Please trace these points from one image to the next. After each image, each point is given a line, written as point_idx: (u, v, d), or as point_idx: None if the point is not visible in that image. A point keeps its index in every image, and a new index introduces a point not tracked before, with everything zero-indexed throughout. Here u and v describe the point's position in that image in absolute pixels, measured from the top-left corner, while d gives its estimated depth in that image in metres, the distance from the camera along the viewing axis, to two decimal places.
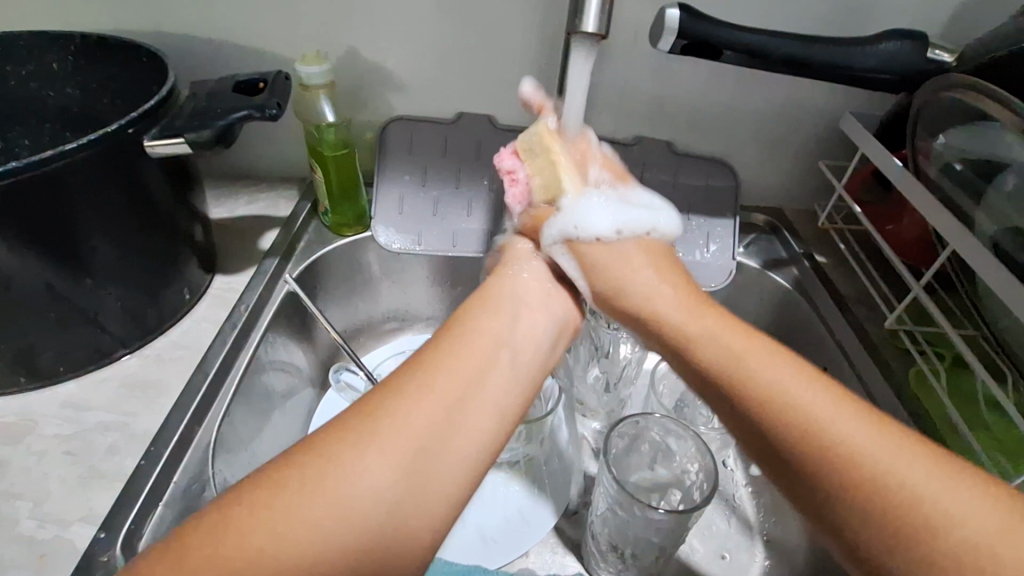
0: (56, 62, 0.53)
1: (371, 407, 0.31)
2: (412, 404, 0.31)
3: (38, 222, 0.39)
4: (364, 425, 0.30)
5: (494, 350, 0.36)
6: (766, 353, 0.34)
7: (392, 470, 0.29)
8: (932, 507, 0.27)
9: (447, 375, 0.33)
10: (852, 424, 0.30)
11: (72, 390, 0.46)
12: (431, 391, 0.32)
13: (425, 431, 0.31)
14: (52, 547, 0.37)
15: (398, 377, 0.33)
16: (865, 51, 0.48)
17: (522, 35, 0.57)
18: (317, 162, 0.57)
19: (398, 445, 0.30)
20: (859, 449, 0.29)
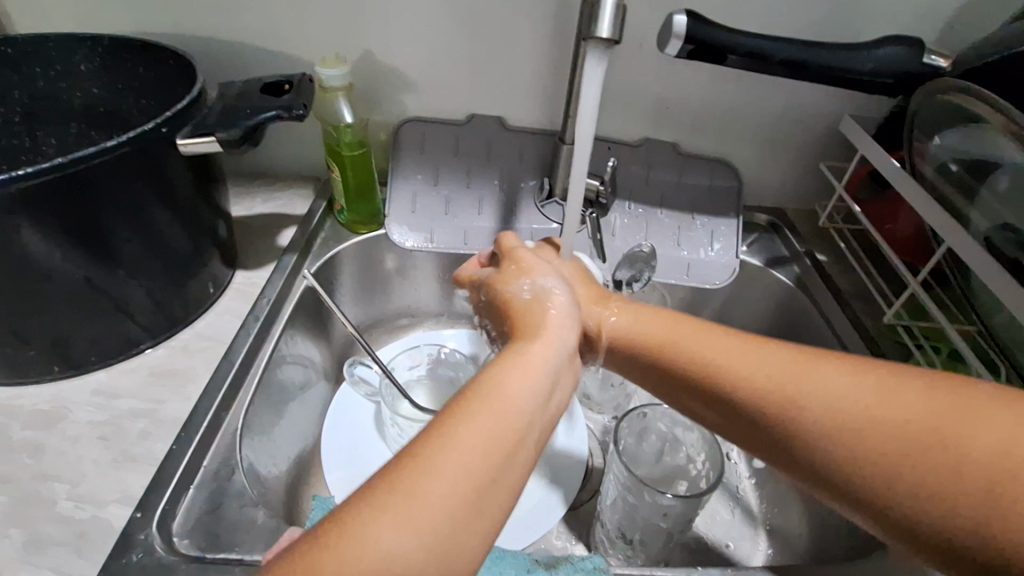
0: (83, 63, 0.55)
1: (409, 463, 0.27)
2: (434, 464, 0.27)
3: (79, 216, 0.41)
4: (398, 491, 0.26)
5: (536, 397, 0.32)
6: (741, 345, 0.34)
7: (433, 537, 0.26)
8: (977, 451, 0.26)
9: (493, 424, 0.29)
10: (869, 396, 0.29)
11: (101, 378, 0.48)
12: (458, 463, 0.28)
13: (475, 487, 0.28)
14: (90, 525, 0.39)
15: (445, 421, 0.29)
16: (864, 55, 0.50)
17: (533, 40, 0.59)
18: (335, 162, 0.59)
19: (438, 507, 0.26)
20: (884, 421, 0.28)
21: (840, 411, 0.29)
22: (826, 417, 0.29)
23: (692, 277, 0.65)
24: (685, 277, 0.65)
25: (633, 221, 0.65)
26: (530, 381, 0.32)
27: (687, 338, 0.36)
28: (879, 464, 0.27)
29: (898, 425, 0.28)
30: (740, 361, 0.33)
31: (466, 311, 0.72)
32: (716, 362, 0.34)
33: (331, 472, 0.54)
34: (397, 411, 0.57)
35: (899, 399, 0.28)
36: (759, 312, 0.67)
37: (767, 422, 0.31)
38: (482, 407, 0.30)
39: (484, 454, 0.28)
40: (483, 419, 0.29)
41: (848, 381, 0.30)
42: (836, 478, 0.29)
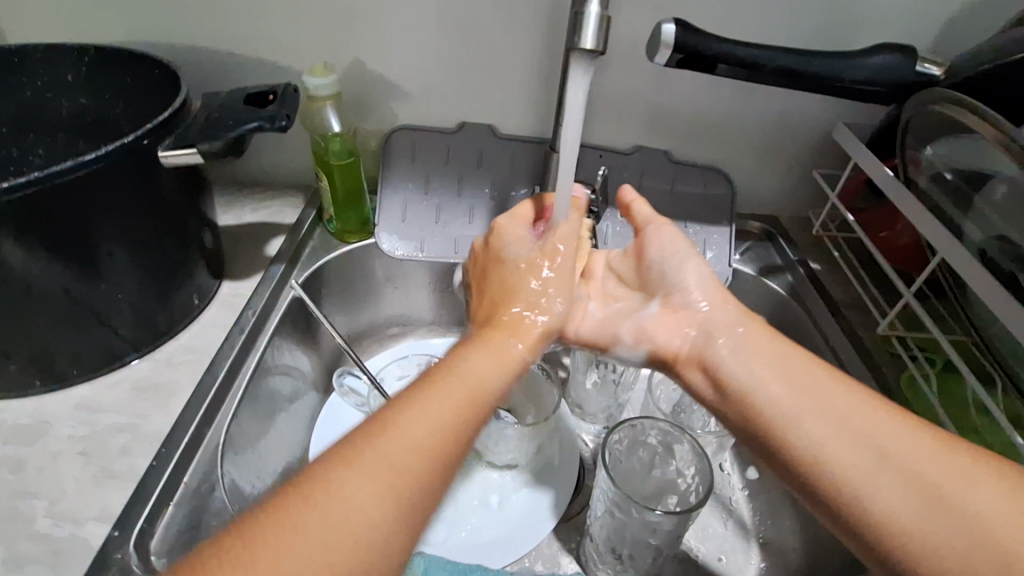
0: (71, 73, 0.55)
1: (371, 427, 0.33)
2: (403, 421, 0.33)
3: (58, 229, 0.40)
4: (364, 451, 0.31)
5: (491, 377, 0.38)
6: (890, 425, 0.37)
7: (387, 484, 0.30)
8: (975, 508, 0.33)
9: (447, 397, 0.35)
10: (918, 444, 0.36)
11: (84, 392, 0.47)
12: (420, 421, 0.33)
13: (424, 448, 0.33)
14: (68, 544, 0.38)
15: (414, 394, 0.35)
16: (856, 63, 0.49)
17: (523, 47, 0.59)
18: (323, 171, 0.59)
19: (390, 462, 0.31)
20: (919, 463, 0.35)
21: (898, 444, 0.36)
22: (873, 435, 0.37)
23: None
24: None
25: (625, 229, 0.65)
26: (492, 368, 0.39)
27: (783, 360, 0.42)
28: (900, 489, 0.35)
29: (921, 464, 0.35)
30: (827, 387, 0.40)
31: (457, 320, 0.71)
32: (823, 437, 0.37)
33: None
34: None
35: (938, 454, 0.35)
36: None
37: (830, 429, 0.38)
38: (441, 382, 0.36)
39: (440, 418, 0.34)
40: (441, 394, 0.35)
41: (908, 425, 0.37)
42: (866, 488, 0.35)
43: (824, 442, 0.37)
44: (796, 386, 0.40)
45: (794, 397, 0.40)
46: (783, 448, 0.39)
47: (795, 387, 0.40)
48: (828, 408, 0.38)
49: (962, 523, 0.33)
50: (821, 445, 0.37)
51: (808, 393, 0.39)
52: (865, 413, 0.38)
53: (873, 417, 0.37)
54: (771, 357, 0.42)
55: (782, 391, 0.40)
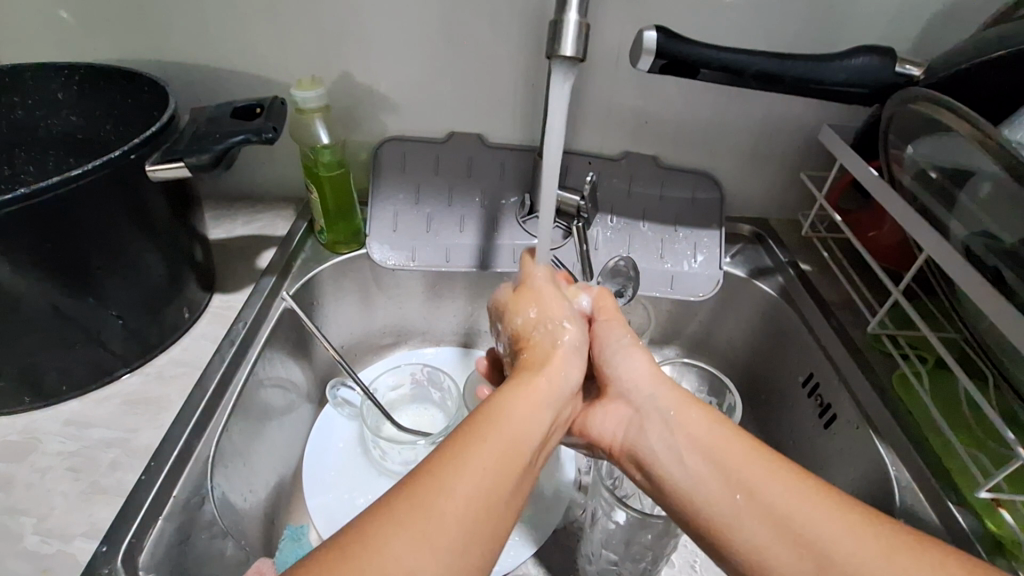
0: (61, 92, 0.56)
1: (478, 425, 0.34)
2: (465, 475, 0.31)
3: (45, 246, 0.40)
4: (424, 492, 0.30)
5: (537, 424, 0.36)
6: (816, 499, 0.33)
7: (483, 500, 0.30)
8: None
9: (486, 464, 0.32)
10: (853, 531, 0.31)
11: (74, 407, 0.47)
12: (478, 467, 0.31)
13: (525, 452, 0.34)
14: (56, 560, 0.38)
15: (467, 442, 0.33)
16: (836, 66, 0.50)
17: (509, 56, 0.60)
18: (313, 183, 0.59)
19: (500, 458, 0.32)
20: (830, 538, 0.31)
21: (798, 503, 0.33)
22: (781, 502, 0.33)
23: (676, 290, 0.65)
24: (669, 290, 0.65)
25: (615, 235, 0.65)
26: (534, 413, 0.36)
27: (732, 441, 0.37)
28: (807, 556, 0.32)
29: (842, 544, 0.31)
30: (741, 451, 0.36)
31: (451, 329, 0.72)
32: (775, 497, 0.34)
33: (315, 497, 0.55)
34: (379, 433, 0.57)
35: (876, 532, 0.31)
36: (746, 324, 0.66)
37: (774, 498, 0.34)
38: (535, 391, 0.37)
39: (529, 414, 0.36)
40: (544, 403, 0.37)
41: (835, 506, 0.33)
42: (749, 545, 0.33)
43: (734, 514, 0.34)
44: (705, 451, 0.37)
45: (721, 488, 0.35)
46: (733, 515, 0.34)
47: (700, 460, 0.37)
48: (779, 490, 0.34)
49: None
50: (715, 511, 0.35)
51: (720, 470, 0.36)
52: (776, 491, 0.34)
53: (785, 475, 0.35)
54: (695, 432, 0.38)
55: (699, 439, 0.38)
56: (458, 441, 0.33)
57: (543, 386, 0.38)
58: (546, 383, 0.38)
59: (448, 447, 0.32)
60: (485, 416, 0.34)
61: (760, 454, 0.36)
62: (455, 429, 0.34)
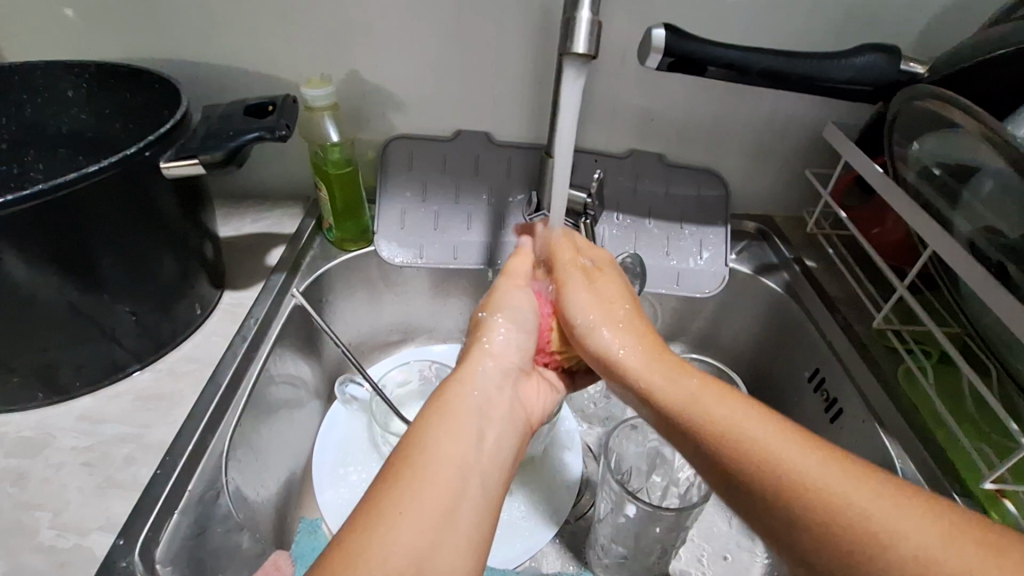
0: (71, 90, 0.56)
1: (399, 465, 0.33)
2: (392, 517, 0.30)
3: (60, 243, 0.40)
4: (353, 538, 0.29)
5: (466, 443, 0.36)
6: (778, 431, 0.34)
7: (415, 533, 0.30)
8: (865, 521, 0.29)
9: (414, 499, 0.31)
10: (809, 457, 0.32)
11: (86, 403, 0.47)
12: (407, 505, 0.31)
13: (457, 477, 0.33)
14: (73, 554, 0.38)
15: (394, 482, 0.32)
16: (840, 64, 0.51)
17: (517, 54, 0.60)
18: (322, 181, 0.59)
19: (428, 492, 0.32)
20: (798, 464, 0.32)
21: (760, 437, 0.34)
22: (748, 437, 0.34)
23: (681, 287, 0.65)
24: (675, 287, 0.65)
25: (621, 232, 0.65)
26: (460, 435, 0.36)
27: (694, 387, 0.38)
28: (775, 483, 0.32)
29: (805, 471, 0.32)
30: (705, 396, 0.37)
31: (457, 326, 0.72)
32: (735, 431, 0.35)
33: (324, 493, 0.55)
34: (388, 429, 0.58)
35: (831, 461, 0.32)
36: (752, 320, 0.66)
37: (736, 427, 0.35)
38: (459, 411, 0.37)
39: (454, 436, 0.35)
40: (464, 422, 0.37)
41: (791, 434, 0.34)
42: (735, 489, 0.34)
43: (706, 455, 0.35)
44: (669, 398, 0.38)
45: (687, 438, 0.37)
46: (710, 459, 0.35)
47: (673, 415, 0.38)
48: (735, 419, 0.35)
49: (830, 529, 0.30)
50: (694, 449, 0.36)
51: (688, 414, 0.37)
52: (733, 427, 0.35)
53: (745, 412, 0.35)
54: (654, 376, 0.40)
55: (670, 389, 0.39)
56: (385, 482, 0.33)
57: (461, 408, 0.38)
58: (474, 398, 0.39)
59: (376, 489, 0.32)
60: (402, 463, 0.34)
61: (726, 392, 0.37)
62: (382, 470, 0.34)
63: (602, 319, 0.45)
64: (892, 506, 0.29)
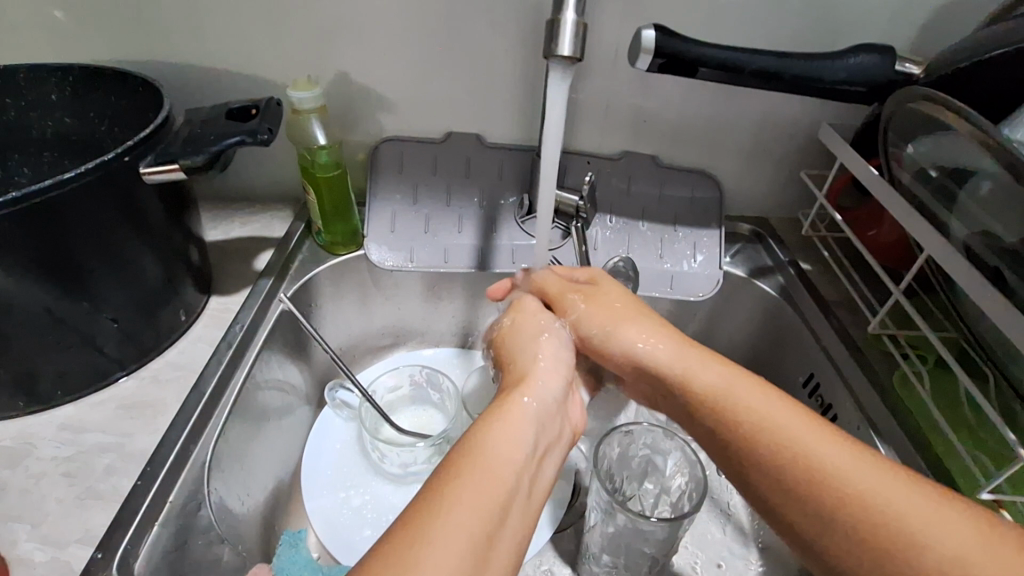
0: (54, 93, 0.55)
1: (459, 462, 0.33)
2: (448, 514, 0.30)
3: (38, 249, 0.40)
4: (413, 538, 0.29)
5: (522, 448, 0.35)
6: (821, 433, 0.35)
7: (474, 542, 0.29)
8: (905, 526, 0.31)
9: (472, 501, 0.31)
10: (863, 465, 0.34)
11: (69, 412, 0.47)
12: (462, 509, 0.30)
13: (512, 481, 0.33)
14: (51, 567, 0.37)
15: (450, 484, 0.31)
16: (834, 64, 0.50)
17: (507, 55, 0.59)
18: (311, 184, 0.58)
19: (484, 492, 0.31)
20: (836, 466, 0.34)
21: (803, 437, 0.35)
22: (789, 437, 0.36)
23: (675, 290, 0.64)
24: (669, 291, 0.64)
25: (614, 234, 0.64)
26: (517, 442, 0.35)
27: (737, 383, 0.39)
28: (811, 485, 0.34)
29: (848, 473, 0.34)
30: (748, 394, 0.38)
31: (449, 330, 0.71)
32: (774, 428, 0.36)
33: (314, 500, 0.54)
34: (378, 435, 0.57)
35: (872, 464, 0.34)
36: (746, 323, 0.65)
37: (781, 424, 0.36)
38: (512, 417, 0.37)
39: (511, 441, 0.35)
40: (523, 425, 0.36)
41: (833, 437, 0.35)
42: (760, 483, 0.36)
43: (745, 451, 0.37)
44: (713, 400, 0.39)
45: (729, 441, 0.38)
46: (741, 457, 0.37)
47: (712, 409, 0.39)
48: (781, 418, 0.37)
49: (862, 529, 0.32)
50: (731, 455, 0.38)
51: (727, 410, 0.38)
52: (774, 427, 0.36)
53: (790, 413, 0.37)
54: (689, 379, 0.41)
55: (709, 387, 0.40)
56: (441, 480, 0.32)
57: (518, 413, 0.37)
58: (528, 405, 0.38)
59: (430, 490, 0.31)
60: (451, 466, 0.33)
61: (765, 389, 0.39)
62: (438, 467, 0.33)
63: (634, 319, 0.45)
64: (934, 511, 0.32)
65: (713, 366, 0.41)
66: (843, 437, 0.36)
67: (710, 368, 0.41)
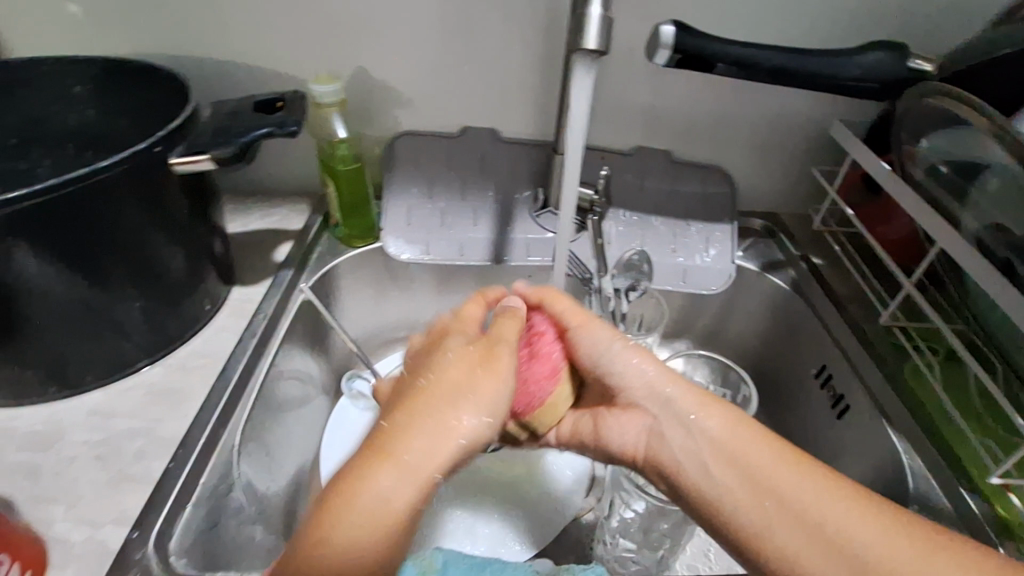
0: (78, 86, 0.56)
1: (381, 439, 0.34)
2: (368, 486, 0.32)
3: (71, 236, 0.41)
4: (329, 516, 0.31)
5: (449, 445, 0.34)
6: (834, 491, 0.35)
7: (382, 520, 0.31)
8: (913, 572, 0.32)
9: (393, 481, 0.32)
10: (877, 527, 0.34)
11: (98, 398, 0.48)
12: (390, 481, 0.32)
13: (422, 474, 0.33)
14: (86, 547, 0.38)
15: (359, 467, 0.32)
16: (849, 61, 0.51)
17: (524, 51, 0.60)
18: (330, 177, 0.59)
19: (405, 470, 0.33)
20: (852, 534, 0.34)
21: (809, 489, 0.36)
22: (803, 503, 0.35)
23: (688, 284, 0.64)
24: (682, 284, 0.64)
25: (628, 229, 0.65)
26: (442, 442, 0.34)
27: (755, 446, 0.38)
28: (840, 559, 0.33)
29: (871, 543, 0.33)
30: (760, 454, 0.38)
31: None
32: (791, 492, 0.36)
33: (330, 490, 0.54)
34: None
35: (882, 517, 0.34)
36: (758, 317, 0.66)
37: (788, 484, 0.36)
38: (439, 398, 0.36)
39: (433, 427, 0.34)
40: (456, 409, 0.35)
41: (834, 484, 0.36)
42: (774, 541, 0.35)
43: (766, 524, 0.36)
44: (735, 459, 0.38)
45: (749, 496, 0.37)
46: (750, 522, 0.36)
47: (728, 463, 0.38)
48: (796, 483, 0.36)
49: None
50: (703, 488, 0.38)
51: (743, 467, 0.38)
52: (784, 487, 0.36)
53: (797, 473, 0.36)
54: (683, 422, 0.41)
55: (718, 442, 0.39)
56: (354, 466, 0.33)
57: (439, 389, 0.36)
58: (480, 381, 0.37)
59: (343, 475, 0.33)
60: (382, 438, 0.34)
61: (782, 450, 0.38)
62: (362, 445, 0.34)
63: (628, 346, 0.43)
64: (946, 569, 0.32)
65: (720, 418, 0.40)
66: (852, 489, 0.36)
67: (714, 415, 0.40)
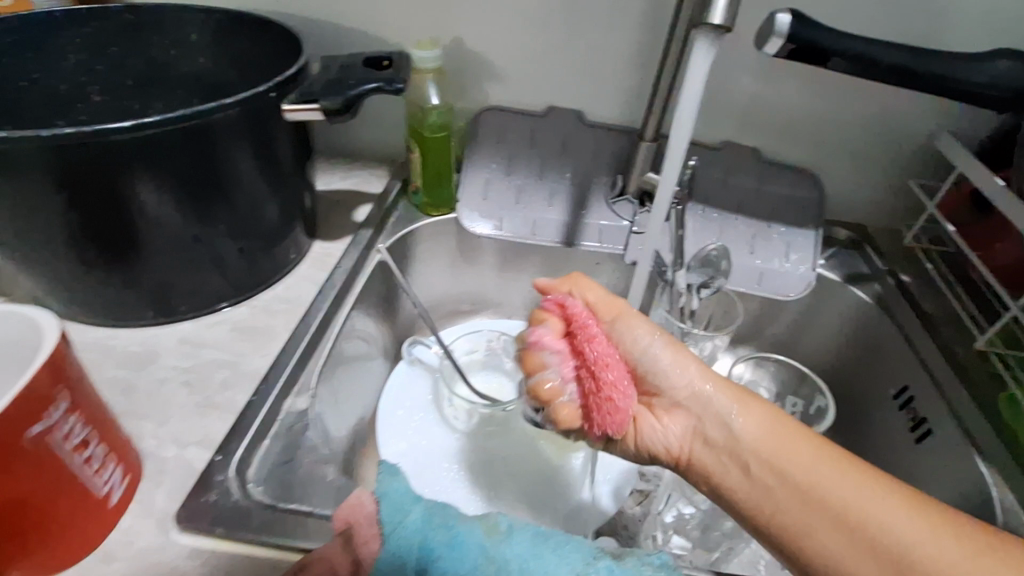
0: (194, 33, 0.58)
1: None
2: None
3: (187, 170, 0.43)
4: None
5: None
6: (884, 499, 0.33)
7: None
8: None
9: None
10: (933, 540, 0.32)
11: (188, 328, 0.50)
12: None
13: None
14: (174, 463, 0.40)
15: None
16: (976, 67, 0.48)
17: (625, 33, 0.59)
18: (417, 143, 0.60)
19: None
20: (905, 541, 0.32)
21: (861, 500, 0.33)
22: (854, 510, 0.33)
23: (763, 288, 0.62)
24: (756, 287, 0.62)
25: (706, 224, 0.63)
26: None
27: (798, 444, 0.35)
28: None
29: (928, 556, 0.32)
30: (798, 453, 0.35)
31: (524, 304, 0.72)
32: (846, 500, 0.33)
33: (387, 444, 0.55)
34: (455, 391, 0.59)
35: (935, 527, 0.32)
36: (834, 330, 0.63)
37: (843, 489, 0.34)
38: None
39: None
40: None
41: (889, 490, 0.34)
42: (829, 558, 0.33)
43: (813, 532, 0.33)
44: (767, 456, 0.35)
45: (793, 503, 0.34)
46: (791, 537, 0.34)
47: (763, 464, 0.35)
48: (846, 488, 0.34)
49: None
50: (754, 489, 0.35)
51: (787, 473, 0.35)
52: (835, 493, 0.34)
53: (847, 477, 0.34)
54: (726, 411, 0.37)
55: (759, 443, 0.36)
56: None
57: None
58: None
59: None
60: None
61: (825, 450, 0.35)
62: None
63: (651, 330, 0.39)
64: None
65: (747, 413, 0.37)
66: (901, 495, 0.34)
67: (749, 413, 0.37)
